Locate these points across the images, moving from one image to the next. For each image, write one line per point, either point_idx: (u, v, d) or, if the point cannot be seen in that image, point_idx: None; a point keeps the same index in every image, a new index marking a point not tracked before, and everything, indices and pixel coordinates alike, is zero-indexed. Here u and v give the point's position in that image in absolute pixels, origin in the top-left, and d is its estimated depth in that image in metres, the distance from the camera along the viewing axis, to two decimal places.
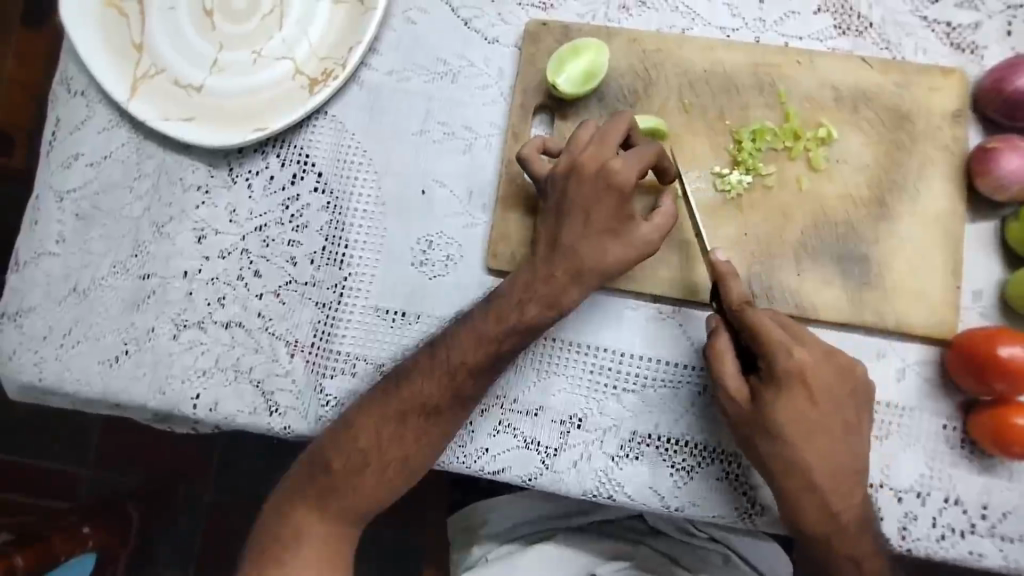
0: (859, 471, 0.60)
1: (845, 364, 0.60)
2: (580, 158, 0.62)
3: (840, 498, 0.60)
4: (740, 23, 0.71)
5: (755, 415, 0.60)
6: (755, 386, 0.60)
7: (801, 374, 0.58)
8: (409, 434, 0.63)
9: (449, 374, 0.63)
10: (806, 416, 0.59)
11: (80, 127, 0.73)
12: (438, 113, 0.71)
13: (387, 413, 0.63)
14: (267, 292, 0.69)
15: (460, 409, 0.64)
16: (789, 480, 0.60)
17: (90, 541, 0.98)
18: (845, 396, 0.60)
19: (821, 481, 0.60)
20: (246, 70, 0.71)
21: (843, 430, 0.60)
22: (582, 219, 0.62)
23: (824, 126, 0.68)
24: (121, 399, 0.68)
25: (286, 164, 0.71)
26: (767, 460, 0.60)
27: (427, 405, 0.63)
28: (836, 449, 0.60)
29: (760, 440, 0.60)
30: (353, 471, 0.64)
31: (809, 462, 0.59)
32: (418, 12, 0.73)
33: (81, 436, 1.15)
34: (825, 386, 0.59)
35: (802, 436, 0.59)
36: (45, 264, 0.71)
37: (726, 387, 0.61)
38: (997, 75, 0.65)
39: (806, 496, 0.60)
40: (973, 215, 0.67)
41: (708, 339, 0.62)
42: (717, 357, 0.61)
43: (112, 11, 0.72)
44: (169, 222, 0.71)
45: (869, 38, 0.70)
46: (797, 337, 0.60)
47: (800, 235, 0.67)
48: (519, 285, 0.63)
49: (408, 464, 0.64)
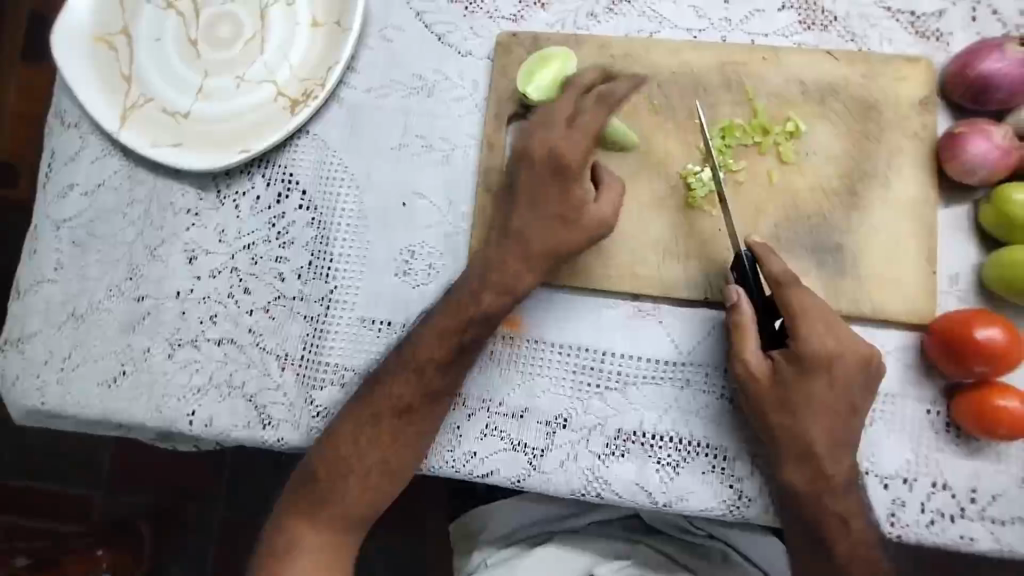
0: (852, 442, 0.62)
1: (864, 353, 0.61)
2: (530, 147, 0.65)
3: (833, 462, 0.61)
4: (705, 24, 0.72)
5: (770, 386, 0.62)
6: (774, 362, 0.63)
7: (823, 355, 0.61)
8: (393, 436, 0.65)
9: (418, 373, 0.64)
10: (817, 394, 0.61)
11: (74, 158, 0.75)
12: (416, 127, 0.73)
13: (363, 414, 0.65)
14: (256, 309, 0.72)
15: (431, 410, 0.65)
16: (788, 447, 0.62)
17: (104, 561, 1.05)
18: (859, 380, 0.61)
19: (820, 450, 0.61)
20: (230, 94, 0.74)
21: (847, 411, 0.61)
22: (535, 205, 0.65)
23: (792, 120, 0.69)
24: (120, 418, 0.71)
25: (271, 183, 0.73)
26: (773, 430, 0.62)
27: (398, 407, 0.65)
28: (839, 426, 0.61)
29: (771, 411, 0.62)
30: (339, 476, 0.66)
31: (812, 434, 0.61)
32: (393, 30, 0.75)
33: (93, 455, 1.18)
34: (845, 369, 0.61)
35: (808, 409, 0.61)
36: (43, 291, 0.73)
37: (745, 361, 0.63)
38: (961, 61, 0.66)
39: (799, 464, 0.62)
40: (946, 201, 0.68)
41: (731, 316, 0.64)
42: (739, 333, 0.64)
43: (101, 45, 0.75)
44: (162, 245, 0.74)
45: (833, 31, 0.71)
46: (830, 322, 0.62)
47: (774, 229, 0.68)
48: (476, 274, 0.66)
49: (390, 465, 0.66)
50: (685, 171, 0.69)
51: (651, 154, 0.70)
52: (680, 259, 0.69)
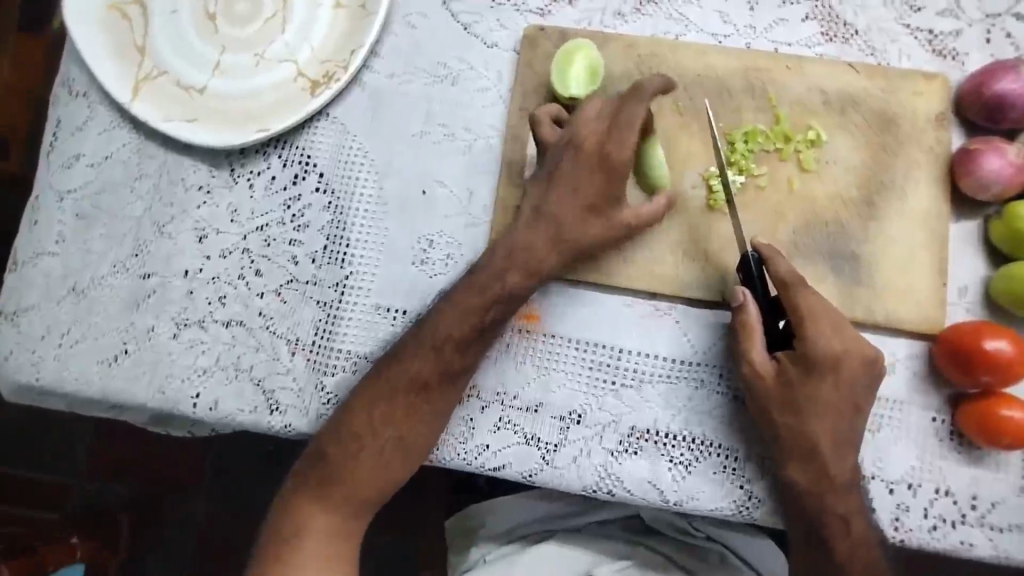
0: (850, 444, 0.63)
1: (869, 357, 0.63)
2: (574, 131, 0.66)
3: (837, 462, 0.62)
4: (730, 30, 0.73)
5: (775, 386, 0.63)
6: (780, 363, 0.64)
7: (830, 356, 0.62)
8: (398, 414, 0.64)
9: (437, 350, 0.64)
10: (822, 396, 0.62)
11: (81, 128, 0.73)
12: (439, 115, 0.73)
13: (379, 389, 0.64)
14: (267, 292, 0.70)
15: (449, 389, 0.65)
16: (794, 448, 0.63)
17: (78, 549, 1.01)
18: (864, 382, 0.63)
19: (825, 450, 0.62)
20: (248, 72, 0.72)
21: (850, 414, 0.63)
22: (570, 191, 0.66)
23: (813, 129, 0.70)
24: (119, 399, 0.68)
25: (288, 165, 0.72)
26: (778, 428, 0.63)
27: (415, 383, 0.64)
28: (843, 428, 0.62)
29: (776, 411, 0.63)
30: (348, 454, 0.64)
31: (818, 434, 0.62)
32: (418, 17, 0.74)
33: (71, 441, 1.14)
34: (851, 371, 0.62)
35: (814, 409, 0.62)
36: (43, 264, 0.70)
37: (752, 362, 0.64)
38: (978, 80, 0.68)
39: (804, 463, 0.63)
40: (957, 215, 0.69)
41: (737, 315, 0.65)
42: (746, 331, 0.64)
43: (115, 15, 0.73)
44: (170, 221, 0.71)
45: (854, 45, 0.72)
46: (836, 324, 0.63)
47: (792, 235, 0.69)
48: (511, 254, 0.65)
49: (405, 443, 0.65)
50: (709, 174, 0.70)
51: (675, 155, 0.71)
52: (699, 258, 0.69)
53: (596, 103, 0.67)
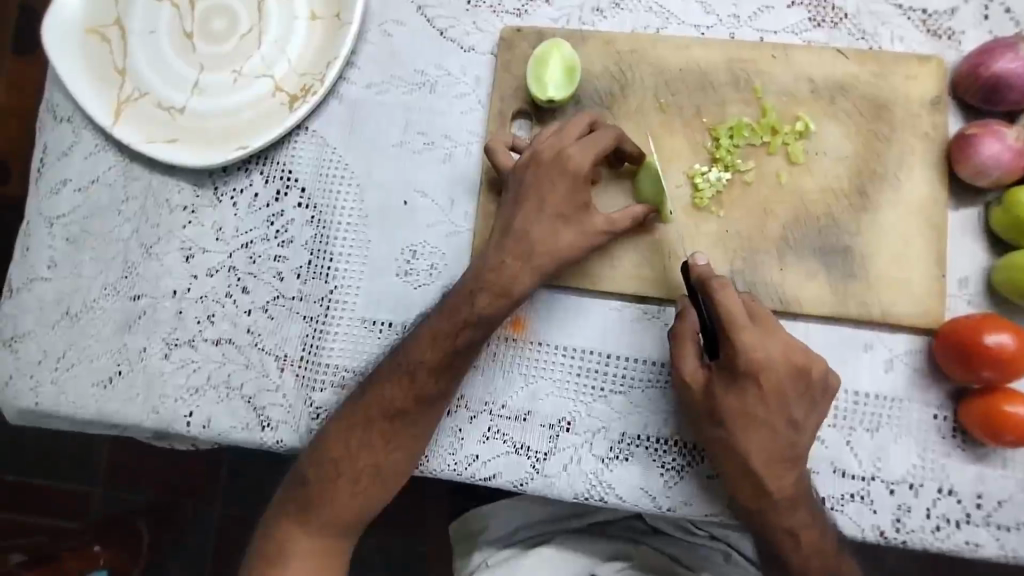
0: (799, 458, 0.60)
1: (802, 364, 0.59)
2: (538, 150, 0.65)
3: (772, 477, 0.60)
4: (713, 20, 0.71)
5: (703, 398, 0.61)
6: (711, 370, 0.61)
7: (752, 365, 0.58)
8: (376, 440, 0.64)
9: (410, 377, 0.63)
10: (751, 409, 0.59)
11: (67, 153, 0.74)
12: (418, 124, 0.72)
13: (355, 418, 0.64)
14: (255, 309, 0.70)
15: (426, 413, 0.64)
16: (726, 462, 0.61)
17: (102, 557, 1.06)
18: (797, 392, 0.59)
19: (756, 466, 0.60)
20: (226, 89, 0.73)
21: (785, 426, 0.60)
22: (535, 204, 0.63)
23: (801, 120, 0.68)
24: (115, 420, 0.69)
25: (270, 181, 0.72)
26: (715, 439, 0.61)
27: (389, 412, 0.64)
28: (776, 442, 0.60)
29: (707, 424, 0.61)
30: (326, 483, 0.65)
31: (747, 449, 0.60)
32: (393, 24, 0.73)
33: (90, 449, 1.17)
34: (777, 382, 0.59)
35: (741, 424, 0.60)
36: (36, 290, 0.72)
37: (680, 369, 0.62)
38: (974, 60, 0.65)
39: (741, 479, 0.61)
40: (955, 202, 0.67)
41: (677, 321, 0.63)
42: (678, 340, 0.62)
43: (94, 38, 0.73)
44: (157, 242, 0.72)
45: (843, 29, 0.69)
46: (762, 325, 0.60)
47: (781, 230, 0.67)
48: (484, 265, 0.64)
49: (382, 471, 0.65)
50: (694, 172, 0.68)
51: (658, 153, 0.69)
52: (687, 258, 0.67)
53: (585, 117, 0.66)
